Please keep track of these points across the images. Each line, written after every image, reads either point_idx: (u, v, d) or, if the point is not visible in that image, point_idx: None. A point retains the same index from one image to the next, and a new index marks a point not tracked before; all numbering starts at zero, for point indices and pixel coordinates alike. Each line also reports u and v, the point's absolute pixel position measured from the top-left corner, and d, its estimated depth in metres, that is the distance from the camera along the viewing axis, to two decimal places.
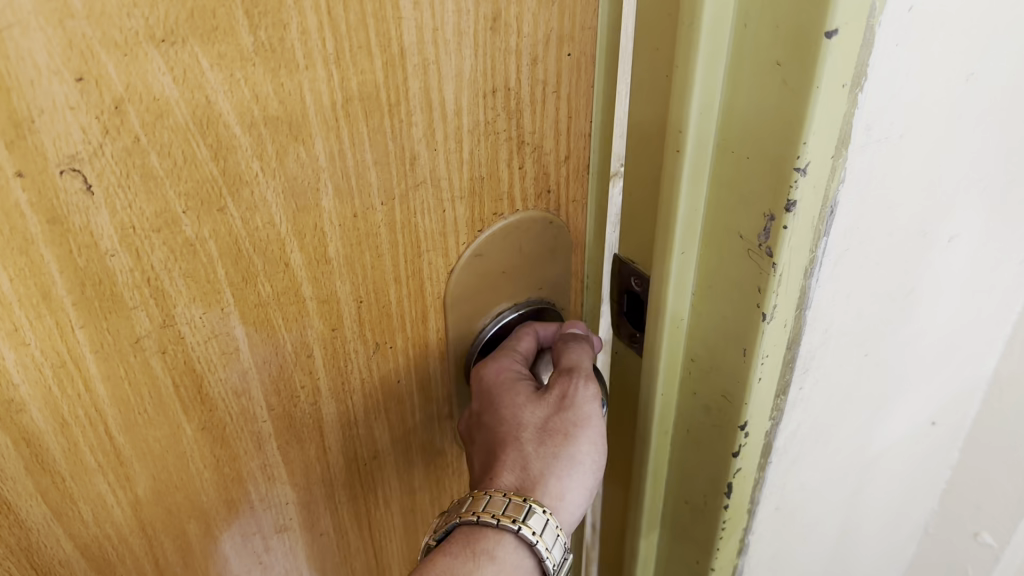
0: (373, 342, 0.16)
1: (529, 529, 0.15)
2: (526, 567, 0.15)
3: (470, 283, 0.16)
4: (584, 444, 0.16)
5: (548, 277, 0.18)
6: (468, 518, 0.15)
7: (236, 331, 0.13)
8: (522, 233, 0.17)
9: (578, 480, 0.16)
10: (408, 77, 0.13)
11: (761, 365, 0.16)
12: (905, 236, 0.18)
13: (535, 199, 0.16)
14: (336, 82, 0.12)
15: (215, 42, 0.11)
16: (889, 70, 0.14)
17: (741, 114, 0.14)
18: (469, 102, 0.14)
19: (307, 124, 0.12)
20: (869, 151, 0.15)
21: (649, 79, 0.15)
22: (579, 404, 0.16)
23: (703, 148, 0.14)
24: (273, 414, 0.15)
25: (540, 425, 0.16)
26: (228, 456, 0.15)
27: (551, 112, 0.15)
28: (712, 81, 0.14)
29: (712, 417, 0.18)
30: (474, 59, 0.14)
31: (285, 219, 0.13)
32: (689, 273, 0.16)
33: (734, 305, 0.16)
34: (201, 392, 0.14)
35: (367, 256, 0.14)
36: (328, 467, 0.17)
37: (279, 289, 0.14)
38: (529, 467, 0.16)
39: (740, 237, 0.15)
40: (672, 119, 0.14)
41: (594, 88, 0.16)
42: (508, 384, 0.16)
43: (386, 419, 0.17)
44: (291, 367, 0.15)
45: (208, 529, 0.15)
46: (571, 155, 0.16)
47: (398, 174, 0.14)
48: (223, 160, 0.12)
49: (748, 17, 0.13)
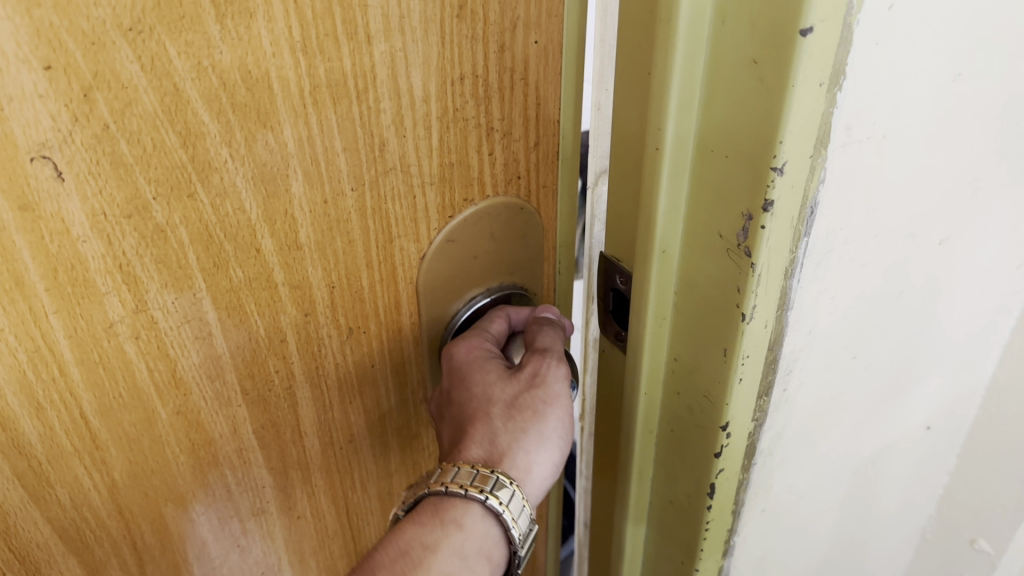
0: (346, 327, 0.16)
1: (496, 500, 0.16)
2: (492, 535, 0.16)
3: (442, 268, 0.16)
4: (552, 421, 0.17)
5: (520, 262, 0.18)
6: (436, 489, 0.16)
7: (208, 316, 0.14)
8: (496, 219, 0.17)
9: (544, 454, 0.17)
10: (375, 64, 0.13)
11: (742, 367, 0.16)
12: (893, 238, 0.18)
13: (506, 185, 0.17)
14: (303, 70, 0.12)
15: (182, 31, 0.11)
16: (870, 70, 0.13)
17: (719, 112, 0.14)
18: (437, 89, 0.14)
19: (275, 111, 0.12)
20: (850, 152, 0.14)
21: (629, 78, 0.15)
22: (549, 382, 0.17)
23: (683, 147, 0.14)
24: (247, 398, 0.15)
25: (509, 401, 0.17)
26: (203, 440, 0.15)
27: (519, 98, 0.16)
28: (692, 78, 0.14)
29: (695, 418, 0.18)
30: (440, 46, 0.14)
31: (255, 205, 0.13)
32: (672, 272, 0.16)
33: (714, 305, 0.16)
34: (175, 375, 0.14)
35: (339, 241, 0.14)
36: (305, 451, 0.17)
37: (251, 275, 0.14)
38: (497, 441, 0.17)
39: (720, 237, 0.15)
40: (652, 117, 0.14)
41: (561, 75, 0.16)
42: (479, 362, 0.16)
43: (361, 402, 0.17)
44: (264, 351, 0.15)
45: (185, 512, 0.15)
46: (541, 142, 0.17)
47: (367, 161, 0.14)
48: (192, 147, 0.12)
49: (726, 13, 0.13)
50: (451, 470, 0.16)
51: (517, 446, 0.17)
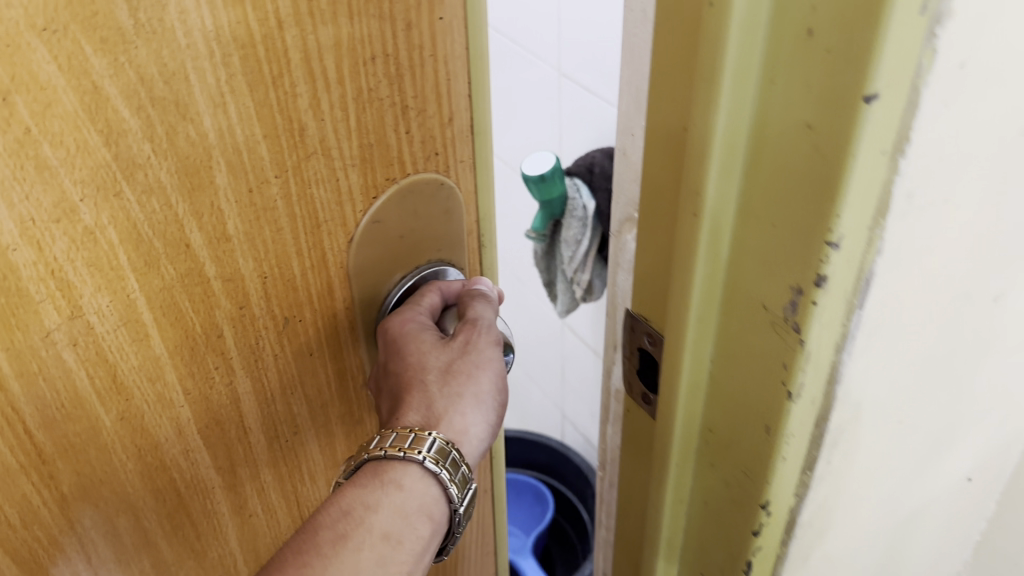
0: (282, 317, 0.16)
1: (432, 459, 0.17)
2: (432, 492, 0.17)
3: (370, 249, 0.17)
4: (484, 384, 0.18)
5: (444, 238, 0.18)
6: (377, 454, 0.17)
7: (144, 318, 0.13)
8: (418, 198, 0.17)
9: (476, 414, 0.18)
10: (288, 48, 0.13)
11: (785, 445, 0.16)
12: (953, 301, 0.16)
13: (426, 162, 0.17)
14: (218, 59, 0.12)
15: (96, 28, 0.11)
16: (937, 133, 0.12)
17: (763, 181, 0.13)
18: (350, 70, 0.14)
19: (194, 103, 0.12)
20: (909, 220, 0.13)
21: (668, 137, 0.15)
22: (479, 349, 0.19)
23: (726, 206, 0.14)
24: (190, 398, 0.15)
25: (443, 368, 0.18)
26: (150, 445, 0.15)
27: (431, 75, 0.16)
28: (736, 142, 0.13)
29: (731, 489, 0.18)
30: (351, 27, 0.14)
31: (182, 199, 0.13)
32: (708, 340, 0.16)
33: (756, 379, 0.15)
34: (116, 382, 0.13)
35: (267, 230, 0.14)
36: (251, 447, 0.17)
37: (183, 271, 0.13)
38: (433, 405, 0.18)
39: (764, 309, 0.14)
40: (692, 184, 0.14)
41: (469, 49, 0.16)
42: (413, 335, 0.17)
43: (303, 392, 0.17)
44: (202, 348, 0.15)
45: (138, 522, 0.15)
46: (455, 118, 0.17)
47: (288, 147, 0.14)
48: (115, 145, 0.12)
49: (775, 72, 0.12)
50: (393, 430, 0.17)
51: (454, 408, 0.18)
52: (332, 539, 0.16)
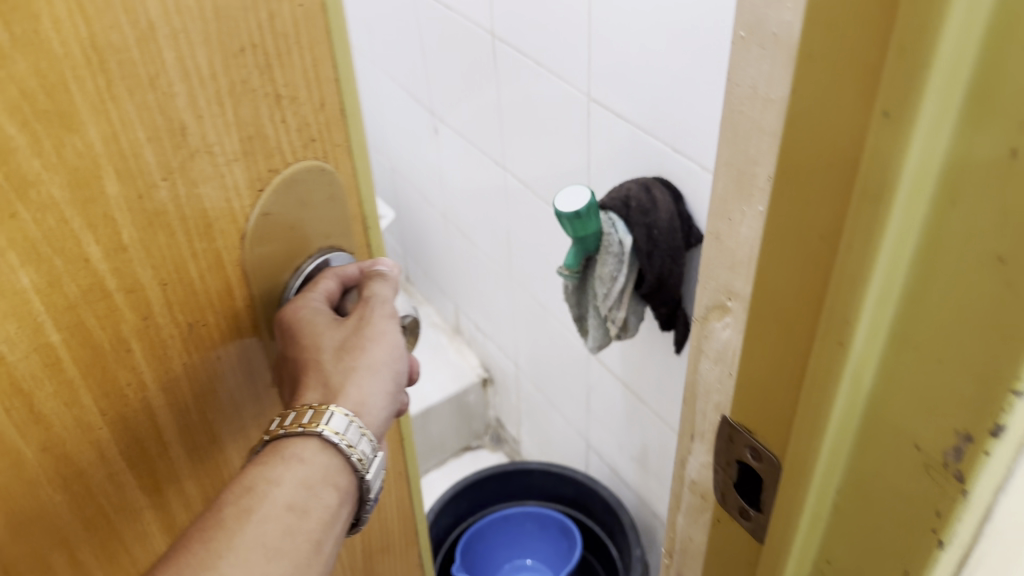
0: (157, 279, 0.21)
1: (331, 431, 0.25)
2: (331, 460, 0.25)
3: (263, 229, 0.23)
4: (375, 356, 0.26)
5: (327, 224, 0.26)
6: (284, 431, 0.25)
7: (22, 280, 0.18)
8: (299, 181, 0.24)
9: (372, 384, 0.26)
10: (160, 49, 0.19)
11: (985, 432, 0.16)
12: None
13: (295, 152, 0.23)
14: (96, 65, 0.18)
15: (11, 25, 0.16)
16: None
17: (971, 170, 0.14)
18: (220, 64, 0.20)
19: (75, 110, 0.17)
20: None
21: (835, 122, 0.17)
22: (371, 323, 0.26)
23: (919, 194, 0.15)
24: (72, 357, 0.20)
25: (341, 345, 0.26)
26: (50, 393, 0.20)
27: (253, 75, 0.21)
28: (939, 133, 0.14)
29: (920, 482, 0.18)
30: (242, 43, 0.20)
31: (61, 190, 0.18)
32: (886, 320, 0.17)
33: (948, 365, 0.16)
34: (25, 340, 0.18)
35: (101, 212, 0.19)
36: (137, 397, 0.22)
37: (49, 230, 0.18)
38: (331, 377, 0.26)
39: (966, 298, 0.15)
40: (881, 172, 0.16)
41: (307, 49, 0.22)
42: (307, 315, 0.25)
43: (189, 360, 0.23)
44: (83, 305, 0.19)
45: (19, 461, 0.20)
46: (284, 105, 0.22)
47: (169, 143, 0.20)
48: (5, 154, 0.17)
49: (985, 65, 0.13)
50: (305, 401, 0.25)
51: (356, 381, 0.26)
52: (236, 513, 0.24)
